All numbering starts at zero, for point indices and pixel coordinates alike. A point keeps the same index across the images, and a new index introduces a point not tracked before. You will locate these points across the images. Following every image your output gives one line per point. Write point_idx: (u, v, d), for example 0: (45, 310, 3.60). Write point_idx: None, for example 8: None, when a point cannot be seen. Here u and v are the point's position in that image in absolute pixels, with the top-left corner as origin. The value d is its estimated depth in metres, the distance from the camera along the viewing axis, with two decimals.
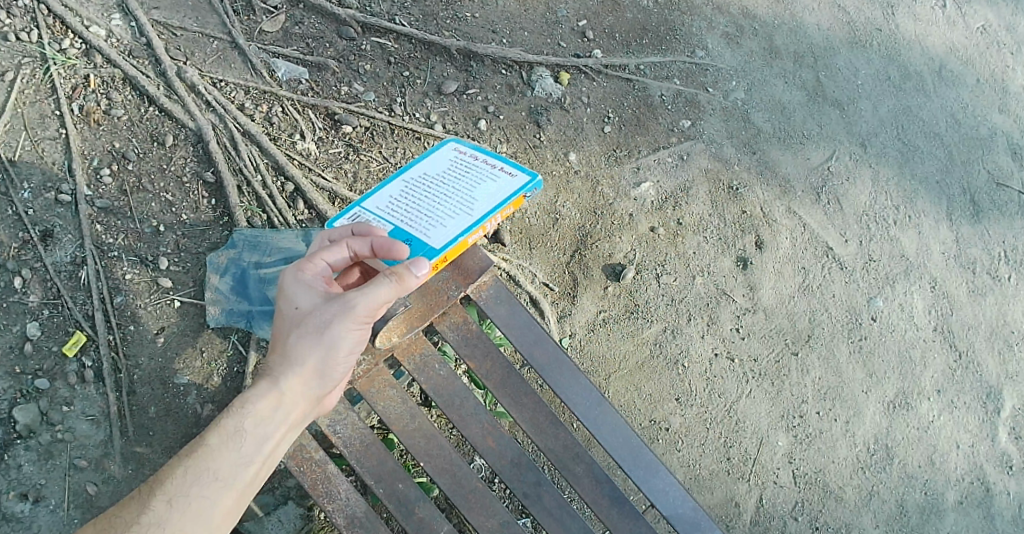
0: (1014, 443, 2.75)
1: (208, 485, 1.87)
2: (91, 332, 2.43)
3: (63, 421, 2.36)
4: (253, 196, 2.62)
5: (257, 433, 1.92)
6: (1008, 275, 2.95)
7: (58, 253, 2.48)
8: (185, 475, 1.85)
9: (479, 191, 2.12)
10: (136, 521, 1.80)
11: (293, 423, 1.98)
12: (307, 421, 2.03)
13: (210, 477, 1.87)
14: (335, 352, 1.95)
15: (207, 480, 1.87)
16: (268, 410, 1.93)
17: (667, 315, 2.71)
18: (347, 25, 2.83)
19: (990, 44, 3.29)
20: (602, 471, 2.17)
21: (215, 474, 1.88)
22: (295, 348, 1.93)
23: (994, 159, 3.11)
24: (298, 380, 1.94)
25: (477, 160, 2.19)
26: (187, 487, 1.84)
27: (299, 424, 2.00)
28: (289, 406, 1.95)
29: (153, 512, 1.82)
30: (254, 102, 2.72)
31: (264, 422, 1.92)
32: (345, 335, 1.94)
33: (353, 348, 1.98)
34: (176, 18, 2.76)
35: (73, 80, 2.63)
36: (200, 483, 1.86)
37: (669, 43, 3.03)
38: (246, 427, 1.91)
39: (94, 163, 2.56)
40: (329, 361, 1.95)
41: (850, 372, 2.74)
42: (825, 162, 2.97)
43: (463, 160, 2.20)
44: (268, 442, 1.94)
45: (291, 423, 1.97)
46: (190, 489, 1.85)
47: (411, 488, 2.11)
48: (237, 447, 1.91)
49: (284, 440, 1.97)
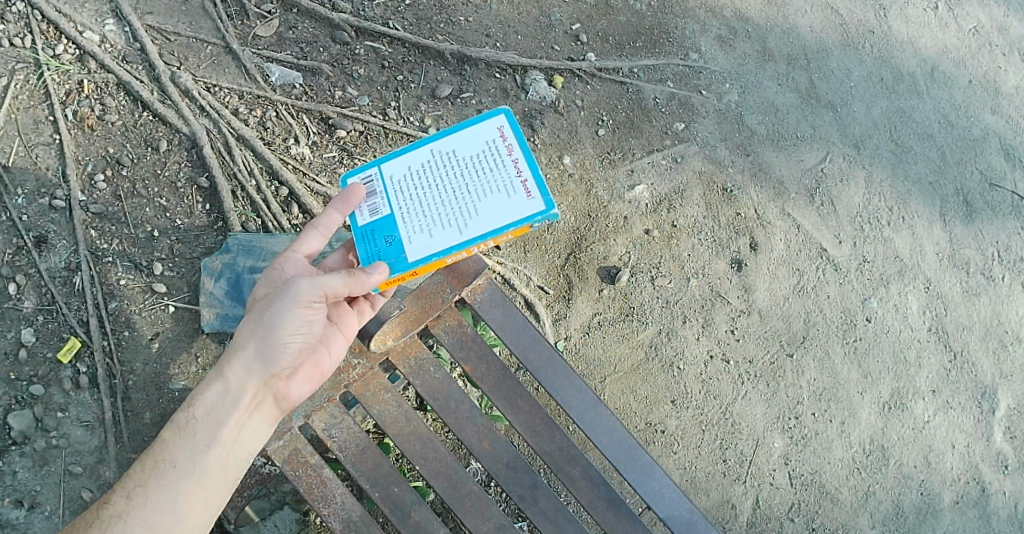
0: (1009, 443, 2.75)
1: (166, 475, 1.90)
2: (86, 338, 2.43)
3: (59, 427, 2.35)
4: (247, 201, 2.62)
5: (211, 419, 1.96)
6: (1001, 275, 2.96)
7: (52, 259, 2.47)
8: (142, 467, 1.90)
9: (490, 201, 1.97)
10: (95, 517, 1.84)
11: (251, 411, 2.00)
12: (272, 413, 2.04)
13: (166, 466, 1.91)
14: (279, 334, 1.99)
15: (165, 470, 1.90)
16: (218, 398, 1.97)
17: (662, 317, 2.71)
18: (341, 29, 2.83)
19: (982, 44, 3.30)
20: (597, 474, 2.17)
21: (171, 464, 1.91)
22: (244, 335, 2.00)
23: (987, 159, 3.12)
24: (241, 365, 1.99)
25: (507, 159, 2.01)
26: (144, 478, 1.88)
27: (261, 414, 2.02)
28: (239, 393, 1.98)
29: (111, 506, 1.85)
30: (248, 107, 2.71)
31: (217, 408, 1.97)
32: (290, 318, 1.98)
33: (299, 329, 2.01)
34: (169, 23, 2.75)
35: (66, 86, 2.62)
36: (158, 474, 1.90)
37: (663, 46, 3.04)
38: (197, 416, 1.95)
39: (88, 169, 2.56)
40: (278, 346, 1.99)
41: (845, 373, 2.74)
42: (819, 164, 2.98)
43: (499, 148, 2.03)
44: (223, 430, 1.96)
45: (248, 410, 1.99)
46: (147, 480, 1.89)
47: (407, 492, 2.11)
48: (193, 435, 1.94)
49: (244, 430, 1.99)
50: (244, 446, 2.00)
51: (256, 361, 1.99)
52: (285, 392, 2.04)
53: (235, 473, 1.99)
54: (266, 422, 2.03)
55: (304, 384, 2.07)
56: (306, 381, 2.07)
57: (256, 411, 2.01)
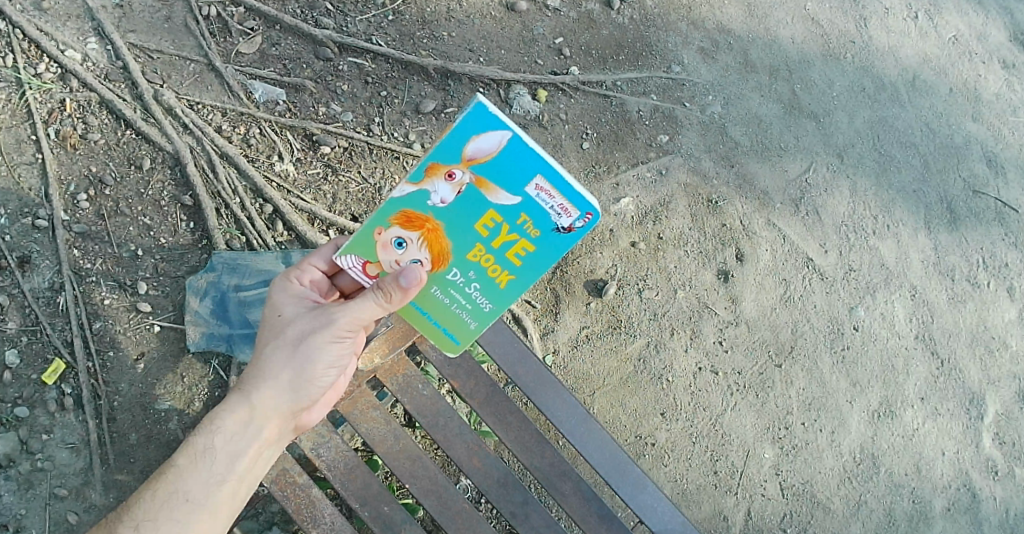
0: (999, 448, 2.76)
1: (176, 508, 1.87)
2: (70, 359, 2.39)
3: (44, 449, 2.32)
4: (231, 219, 2.60)
5: (229, 450, 1.90)
6: (987, 282, 2.98)
7: (36, 279, 2.44)
8: (152, 498, 1.87)
9: None
10: None
11: (270, 441, 1.95)
12: (286, 439, 2.00)
13: (177, 499, 1.87)
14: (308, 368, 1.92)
15: (176, 503, 1.87)
16: (238, 427, 1.91)
17: (650, 329, 2.71)
18: (324, 45, 2.82)
19: (962, 53, 3.34)
20: (589, 489, 2.15)
21: (183, 496, 1.88)
22: (271, 364, 1.91)
23: (970, 167, 3.15)
24: (267, 394, 1.91)
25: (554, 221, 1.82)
26: (154, 512, 1.86)
27: (278, 443, 1.98)
28: (261, 422, 1.92)
29: None
30: (232, 124, 2.70)
31: (236, 437, 1.91)
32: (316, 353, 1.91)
33: (326, 365, 1.94)
34: (152, 41, 2.73)
35: (48, 105, 2.60)
36: (169, 507, 1.87)
37: (646, 59, 3.05)
38: (215, 445, 1.90)
39: (71, 189, 2.53)
40: (309, 380, 1.93)
41: (834, 382, 2.74)
42: (803, 174, 2.99)
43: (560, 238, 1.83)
44: (241, 460, 1.92)
45: (268, 440, 1.94)
46: (157, 514, 1.86)
47: (396, 511, 2.08)
48: (207, 467, 1.90)
49: (261, 460, 1.95)
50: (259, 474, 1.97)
51: (280, 392, 1.91)
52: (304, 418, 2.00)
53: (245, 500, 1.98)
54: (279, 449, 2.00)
55: (321, 405, 2.05)
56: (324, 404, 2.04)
57: (276, 439, 1.97)
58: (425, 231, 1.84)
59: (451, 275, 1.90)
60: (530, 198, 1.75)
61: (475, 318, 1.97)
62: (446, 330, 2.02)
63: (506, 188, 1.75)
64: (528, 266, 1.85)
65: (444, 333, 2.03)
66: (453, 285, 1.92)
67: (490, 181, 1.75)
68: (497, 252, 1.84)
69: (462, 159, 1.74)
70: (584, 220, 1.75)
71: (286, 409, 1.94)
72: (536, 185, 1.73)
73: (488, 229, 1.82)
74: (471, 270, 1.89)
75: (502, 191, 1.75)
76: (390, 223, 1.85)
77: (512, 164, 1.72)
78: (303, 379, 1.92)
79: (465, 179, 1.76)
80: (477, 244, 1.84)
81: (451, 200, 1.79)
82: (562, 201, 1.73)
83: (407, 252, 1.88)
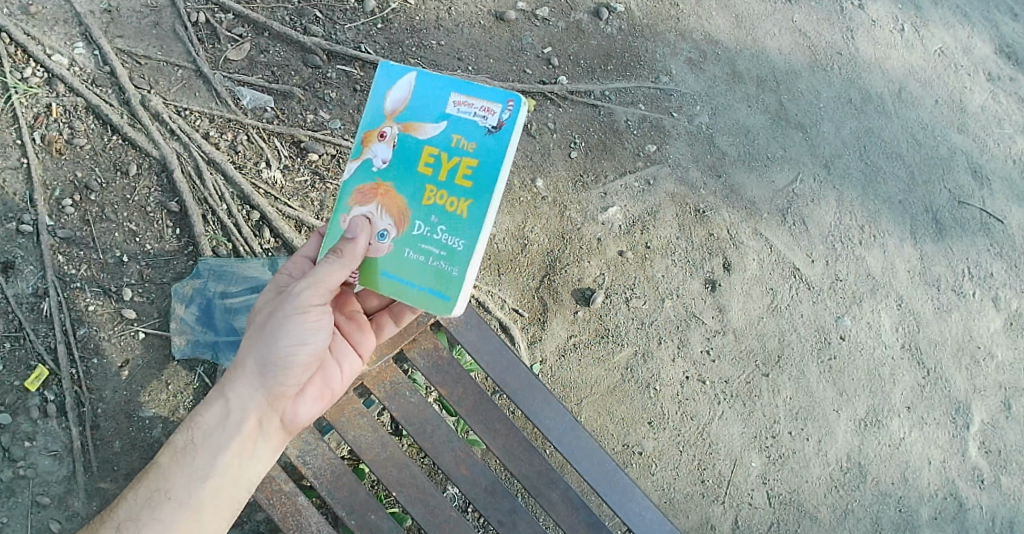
0: (984, 457, 2.78)
1: (159, 506, 1.90)
2: (53, 366, 2.37)
3: (26, 457, 2.29)
4: (218, 225, 2.58)
5: (209, 443, 1.95)
6: (972, 292, 3.00)
7: (20, 285, 2.42)
8: (136, 498, 1.91)
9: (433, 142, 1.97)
10: None
11: (253, 434, 1.96)
12: (278, 437, 1.99)
13: (159, 498, 1.91)
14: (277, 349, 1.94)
15: (158, 502, 1.91)
16: (218, 421, 1.96)
17: (637, 338, 2.71)
18: (312, 53, 2.82)
19: (947, 65, 3.38)
20: (578, 497, 2.14)
21: (166, 494, 1.92)
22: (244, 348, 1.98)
23: (955, 178, 3.17)
24: (241, 384, 1.97)
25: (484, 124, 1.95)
26: (135, 512, 1.90)
27: (265, 439, 1.97)
28: (240, 413, 1.96)
29: None
30: (219, 131, 2.68)
31: (214, 431, 1.96)
32: (288, 332, 1.94)
33: (298, 346, 1.95)
34: (140, 47, 2.72)
35: (34, 109, 2.58)
36: (152, 505, 1.91)
37: (634, 69, 3.06)
38: (196, 441, 1.95)
39: (56, 194, 2.51)
40: (278, 359, 1.95)
41: (821, 391, 2.75)
42: (790, 184, 3.01)
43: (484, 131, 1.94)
44: (222, 454, 1.95)
45: (250, 433, 1.96)
46: (140, 512, 1.90)
47: (383, 519, 2.06)
48: (189, 463, 1.94)
49: (245, 456, 1.96)
50: (246, 473, 1.96)
51: (255, 380, 1.96)
52: (290, 410, 1.99)
53: (236, 502, 1.97)
54: (273, 448, 1.99)
55: (313, 401, 2.02)
56: (314, 400, 2.02)
57: (261, 433, 1.97)
58: (381, 198, 1.97)
59: (417, 229, 1.94)
60: (455, 118, 1.96)
61: (455, 263, 1.91)
62: (432, 290, 1.92)
63: (428, 119, 1.97)
64: (478, 184, 1.92)
65: (431, 295, 1.92)
66: (422, 242, 1.93)
67: (417, 120, 1.97)
68: (447, 183, 1.94)
69: (386, 117, 1.99)
70: (507, 107, 1.93)
71: (262, 397, 1.96)
72: (455, 102, 1.96)
73: (430, 165, 1.95)
74: (432, 214, 1.93)
75: (426, 124, 1.97)
76: (348, 206, 1.99)
77: (422, 101, 1.98)
78: (270, 361, 1.95)
79: (395, 132, 1.98)
80: (426, 184, 1.95)
81: (390, 158, 1.98)
82: (481, 104, 1.94)
83: (375, 227, 1.95)
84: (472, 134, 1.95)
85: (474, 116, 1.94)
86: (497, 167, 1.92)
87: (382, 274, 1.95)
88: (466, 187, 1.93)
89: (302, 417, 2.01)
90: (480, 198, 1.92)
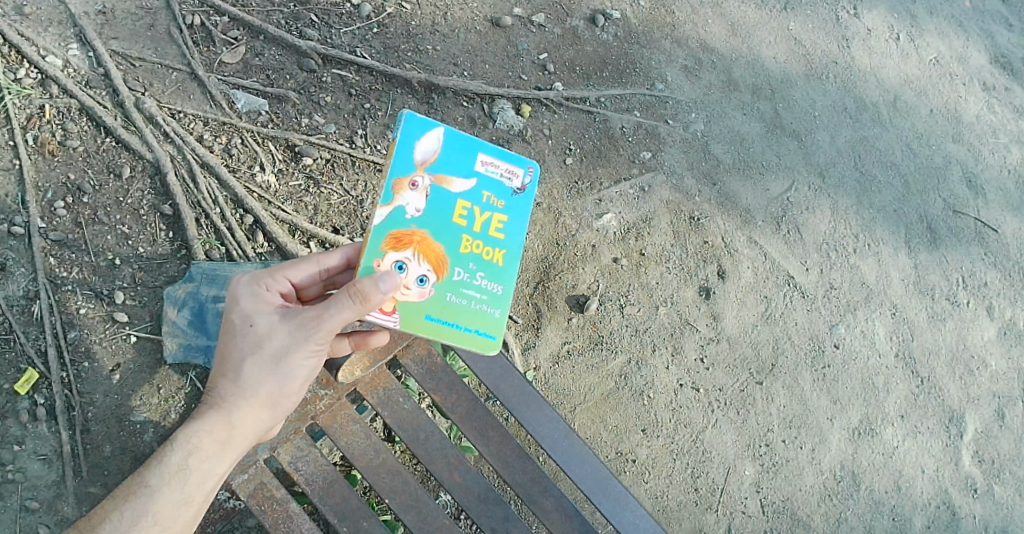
0: (978, 466, 2.78)
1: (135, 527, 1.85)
2: (44, 369, 2.36)
3: (15, 461, 2.28)
4: (211, 229, 2.56)
5: (202, 469, 1.90)
6: (966, 301, 3.01)
7: (10, 287, 2.41)
8: (122, 519, 1.84)
9: None
10: None
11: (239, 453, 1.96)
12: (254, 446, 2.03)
13: (145, 522, 1.85)
14: (290, 382, 1.92)
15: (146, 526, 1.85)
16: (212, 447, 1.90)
17: (631, 345, 2.70)
18: (308, 56, 2.81)
19: (942, 74, 3.39)
20: (571, 505, 2.13)
21: (153, 519, 1.86)
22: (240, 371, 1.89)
23: (950, 188, 3.18)
24: (243, 411, 1.90)
25: None
26: None
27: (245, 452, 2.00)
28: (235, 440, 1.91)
29: None
30: (213, 134, 2.67)
31: (209, 458, 1.90)
32: (303, 367, 1.91)
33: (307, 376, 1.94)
34: (135, 49, 2.70)
35: (27, 110, 2.57)
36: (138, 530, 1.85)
37: (630, 76, 3.06)
38: (189, 465, 1.90)
39: (48, 196, 2.50)
40: (286, 392, 1.93)
41: (815, 399, 2.75)
42: (785, 193, 3.01)
43: None
44: (213, 479, 1.92)
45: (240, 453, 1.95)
46: None
47: (376, 526, 2.05)
48: (180, 485, 1.89)
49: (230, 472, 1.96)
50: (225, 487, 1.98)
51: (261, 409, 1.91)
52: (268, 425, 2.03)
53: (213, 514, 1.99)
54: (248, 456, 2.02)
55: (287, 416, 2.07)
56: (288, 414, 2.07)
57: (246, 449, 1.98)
58: (417, 244, 1.94)
59: (456, 275, 1.95)
60: (483, 176, 2.00)
61: (495, 304, 1.98)
62: (477, 331, 1.96)
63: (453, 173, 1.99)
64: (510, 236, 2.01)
65: (476, 335, 1.97)
66: (463, 287, 1.96)
67: (449, 173, 1.98)
68: (483, 234, 1.98)
69: (416, 167, 1.97)
70: None
71: (262, 426, 1.94)
72: (483, 163, 2.01)
73: (465, 217, 1.98)
74: (471, 261, 1.97)
75: (458, 179, 1.98)
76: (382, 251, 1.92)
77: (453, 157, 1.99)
78: (278, 392, 1.92)
79: (427, 183, 1.96)
80: (461, 234, 1.97)
81: (424, 208, 1.95)
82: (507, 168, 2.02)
83: (410, 271, 1.92)
84: (501, 193, 2.02)
85: (502, 177, 2.02)
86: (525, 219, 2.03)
87: (426, 316, 1.94)
88: (499, 238, 2.00)
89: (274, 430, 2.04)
90: (513, 248, 2.01)
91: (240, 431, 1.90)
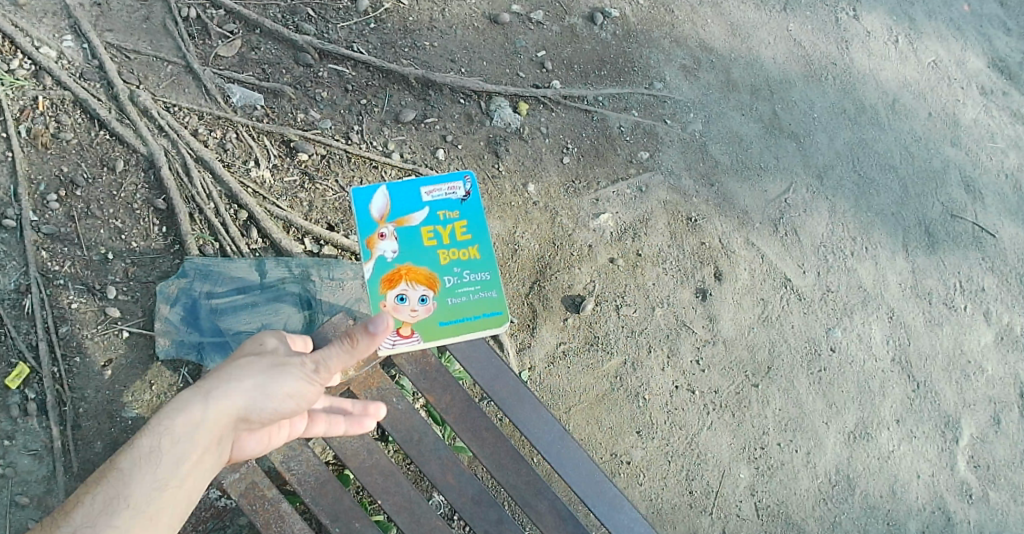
0: (974, 472, 2.77)
1: (115, 514, 1.73)
2: (34, 363, 2.33)
3: (5, 455, 2.25)
4: (205, 224, 2.54)
5: (177, 451, 1.78)
6: (963, 305, 3.00)
7: (1, 280, 2.38)
8: (90, 502, 1.72)
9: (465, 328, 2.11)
10: None
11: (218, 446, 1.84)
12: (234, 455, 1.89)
13: (116, 503, 1.73)
14: (282, 378, 1.83)
15: (115, 507, 1.73)
16: (190, 430, 1.79)
17: (627, 346, 2.69)
18: (304, 51, 2.78)
19: (941, 78, 3.38)
20: (565, 508, 2.11)
21: (124, 500, 1.74)
22: (238, 370, 1.82)
23: (947, 192, 3.17)
24: (228, 397, 1.81)
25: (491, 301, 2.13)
26: (90, 518, 1.70)
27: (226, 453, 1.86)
28: (215, 426, 1.81)
29: None
30: (208, 128, 2.65)
31: (186, 440, 1.79)
32: (297, 370, 1.84)
33: (301, 388, 1.85)
34: (129, 41, 2.68)
35: (21, 102, 2.54)
36: (108, 512, 1.72)
37: (628, 75, 3.04)
38: (163, 447, 1.78)
39: (40, 188, 2.47)
40: (276, 391, 1.83)
41: (811, 403, 2.74)
42: (782, 194, 3.00)
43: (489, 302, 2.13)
44: (185, 464, 1.79)
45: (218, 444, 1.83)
46: (94, 519, 1.70)
47: (368, 527, 2.02)
48: (153, 466, 1.78)
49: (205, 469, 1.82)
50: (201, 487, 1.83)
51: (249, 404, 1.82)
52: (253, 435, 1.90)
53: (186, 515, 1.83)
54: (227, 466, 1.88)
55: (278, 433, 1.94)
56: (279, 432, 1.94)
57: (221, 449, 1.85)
58: (406, 276, 2.11)
59: (448, 282, 2.12)
60: (432, 201, 2.19)
61: (490, 287, 2.13)
62: (483, 315, 2.12)
63: (410, 209, 2.17)
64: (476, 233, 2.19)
65: (484, 318, 2.12)
66: (458, 289, 2.12)
67: (403, 213, 2.17)
68: (453, 243, 2.16)
69: (377, 222, 2.15)
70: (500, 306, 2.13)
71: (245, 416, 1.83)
72: (427, 192, 2.20)
73: (433, 239, 2.16)
74: (453, 266, 2.13)
75: (413, 213, 2.17)
76: (384, 293, 2.08)
77: (400, 197, 2.19)
78: (268, 384, 1.83)
79: (392, 230, 2.14)
80: (437, 251, 2.14)
81: (398, 248, 2.13)
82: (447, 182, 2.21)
83: (411, 299, 2.09)
84: (451, 206, 2.21)
85: (446, 194, 2.21)
86: (482, 214, 2.21)
87: (438, 323, 2.09)
88: (468, 239, 2.17)
89: (255, 444, 1.93)
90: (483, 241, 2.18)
91: (221, 418, 1.81)
